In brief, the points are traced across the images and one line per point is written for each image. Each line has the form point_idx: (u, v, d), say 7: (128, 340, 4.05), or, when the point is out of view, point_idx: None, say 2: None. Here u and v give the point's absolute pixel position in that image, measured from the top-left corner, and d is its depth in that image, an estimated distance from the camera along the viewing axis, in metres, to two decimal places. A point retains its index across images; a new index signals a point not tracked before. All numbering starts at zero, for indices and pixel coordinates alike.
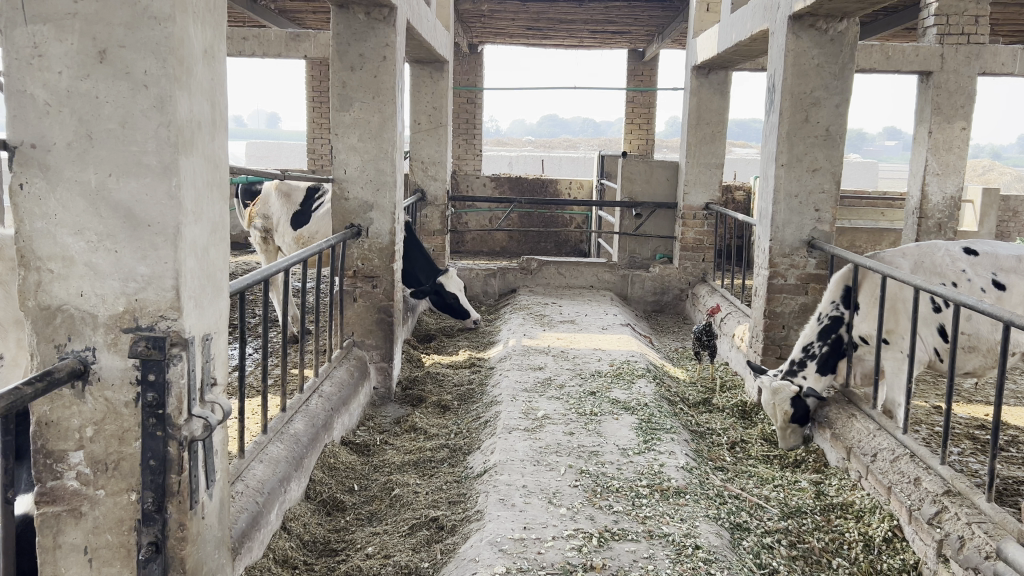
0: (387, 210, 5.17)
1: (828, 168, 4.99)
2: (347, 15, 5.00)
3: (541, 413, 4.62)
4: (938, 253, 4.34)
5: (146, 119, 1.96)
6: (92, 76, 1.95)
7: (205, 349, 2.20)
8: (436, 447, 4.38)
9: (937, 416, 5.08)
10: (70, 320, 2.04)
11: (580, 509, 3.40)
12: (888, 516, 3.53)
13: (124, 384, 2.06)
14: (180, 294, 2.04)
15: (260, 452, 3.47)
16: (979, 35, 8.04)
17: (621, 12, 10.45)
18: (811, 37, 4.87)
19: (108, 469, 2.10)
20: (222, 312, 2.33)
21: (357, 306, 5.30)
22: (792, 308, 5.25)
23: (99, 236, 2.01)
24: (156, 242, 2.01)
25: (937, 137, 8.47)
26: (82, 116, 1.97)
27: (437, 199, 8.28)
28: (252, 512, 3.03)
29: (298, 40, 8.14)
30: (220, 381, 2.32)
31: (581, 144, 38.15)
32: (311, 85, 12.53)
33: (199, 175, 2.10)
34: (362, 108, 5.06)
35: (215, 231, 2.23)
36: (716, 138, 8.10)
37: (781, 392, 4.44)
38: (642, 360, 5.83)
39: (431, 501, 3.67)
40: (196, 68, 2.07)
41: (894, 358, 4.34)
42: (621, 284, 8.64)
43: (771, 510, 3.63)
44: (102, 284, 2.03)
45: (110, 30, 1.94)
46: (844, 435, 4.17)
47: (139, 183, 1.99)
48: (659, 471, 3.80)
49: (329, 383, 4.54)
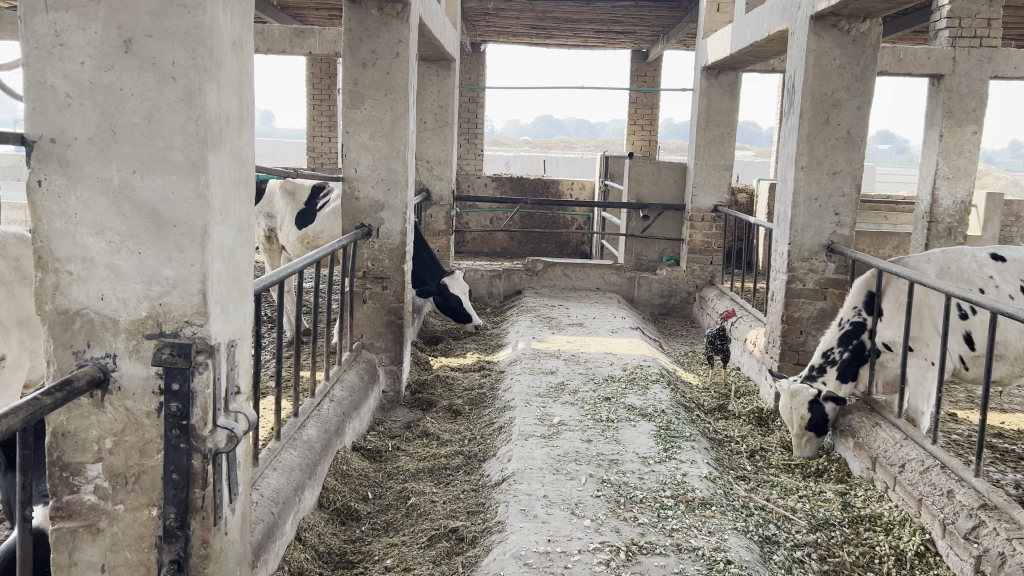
0: (398, 210, 5.06)
1: (848, 171, 4.91)
2: (360, 11, 4.89)
3: (557, 419, 4.51)
4: (963, 259, 4.29)
5: (174, 113, 1.85)
6: (116, 67, 1.84)
7: (230, 356, 2.08)
8: (450, 453, 4.27)
9: (956, 424, 5.00)
10: (89, 325, 1.93)
11: (605, 521, 3.30)
12: (920, 530, 3.44)
13: (145, 393, 1.95)
14: (207, 299, 1.93)
15: (273, 459, 3.35)
16: (991, 39, 8.00)
17: (628, 12, 10.36)
18: (833, 37, 4.77)
19: (128, 483, 1.98)
20: (247, 318, 2.21)
21: (366, 307, 5.18)
22: (810, 313, 5.15)
23: (122, 237, 1.90)
24: (182, 243, 1.90)
25: (948, 140, 8.40)
26: (105, 109, 1.86)
27: (442, 198, 8.16)
28: (268, 524, 2.91)
29: (302, 36, 8.01)
30: (244, 389, 2.20)
31: (579, 144, 38.03)
32: (312, 82, 12.39)
33: (226, 172, 1.99)
34: (374, 105, 4.94)
35: (241, 232, 2.12)
36: (726, 140, 8.01)
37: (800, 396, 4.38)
38: (655, 364, 5.75)
39: (449, 511, 3.57)
40: (225, 60, 1.96)
41: (918, 365, 4.26)
42: (628, 286, 8.52)
43: (799, 522, 3.53)
44: (124, 287, 1.92)
45: (136, 18, 1.83)
46: (868, 444, 4.09)
47: (165, 181, 1.88)
48: (683, 481, 3.69)
49: (340, 387, 4.41)
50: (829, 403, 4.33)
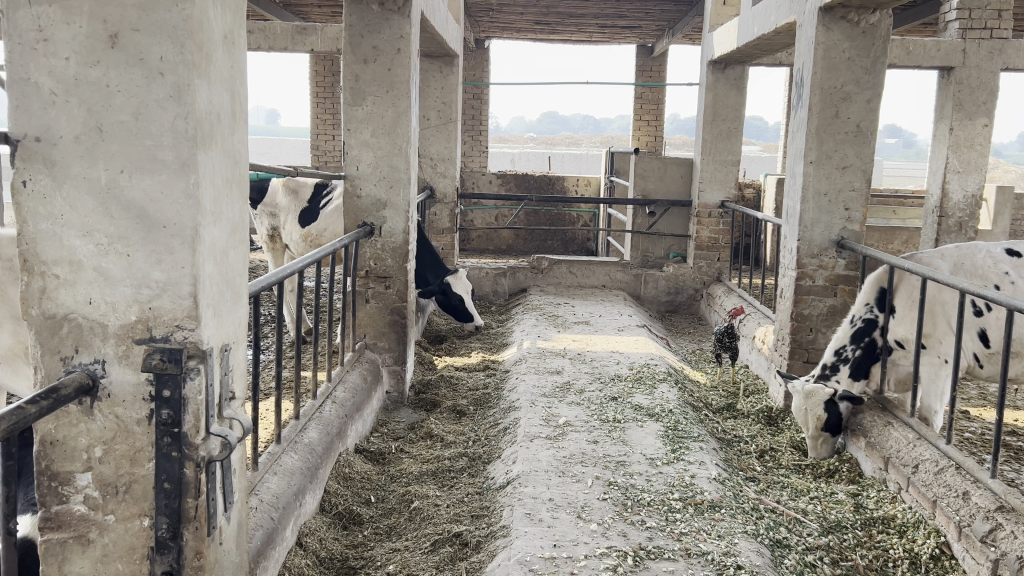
0: (400, 208, 4.98)
1: (858, 165, 4.82)
2: (361, 6, 4.82)
3: (563, 420, 4.44)
4: (978, 254, 4.22)
5: (162, 110, 1.79)
6: (102, 63, 1.78)
7: (224, 361, 2.02)
8: (454, 455, 4.21)
9: (969, 422, 4.92)
10: (77, 330, 1.87)
11: (611, 525, 3.23)
12: (935, 533, 3.37)
13: (136, 400, 1.89)
14: (198, 303, 1.86)
15: (274, 463, 3.29)
16: (1002, 30, 7.86)
17: (633, 6, 10.27)
18: (842, 29, 4.69)
19: (118, 493, 1.92)
20: (242, 321, 2.15)
21: (369, 307, 5.12)
22: (820, 310, 5.08)
23: (110, 238, 1.84)
24: (172, 244, 1.83)
25: (958, 134, 8.31)
26: (91, 107, 1.79)
27: (447, 196, 8.10)
28: (268, 530, 2.85)
29: (305, 34, 7.94)
30: (238, 394, 2.14)
31: (584, 141, 37.89)
32: (316, 80, 12.33)
33: (218, 171, 1.93)
34: (376, 102, 4.88)
35: (235, 232, 2.05)
36: (732, 134, 7.92)
37: (816, 396, 4.32)
38: (663, 363, 5.67)
39: (453, 515, 3.50)
40: (215, 55, 1.89)
41: (931, 363, 4.19)
42: (634, 283, 8.45)
43: (811, 526, 3.46)
44: (112, 291, 1.86)
45: (122, 12, 1.76)
46: (881, 444, 4.02)
47: (154, 180, 1.81)
48: (691, 483, 3.62)
49: (342, 389, 4.35)
50: (845, 402, 4.27)
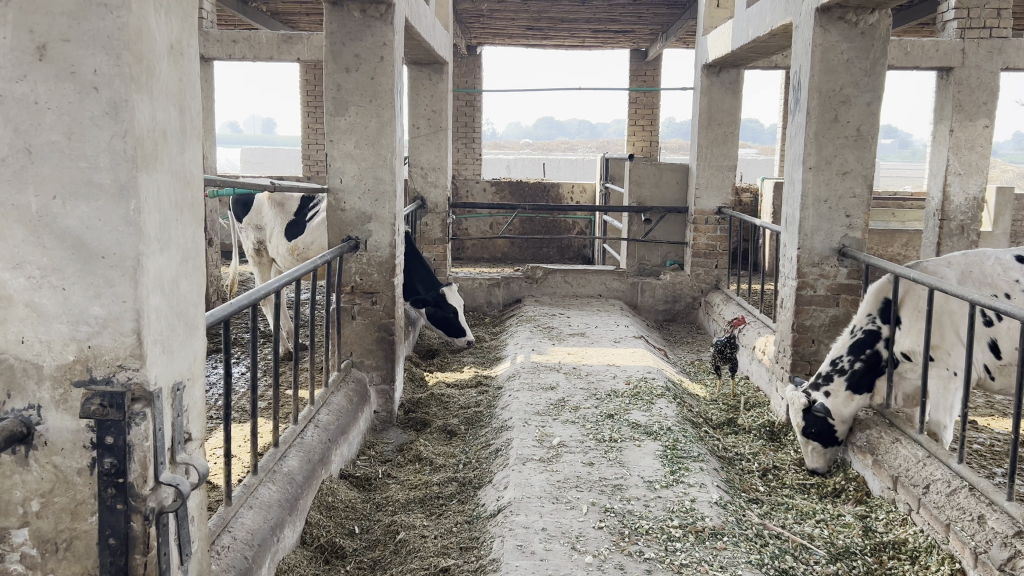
0: (386, 220, 4.82)
1: (858, 170, 4.66)
2: (342, 13, 4.62)
3: (556, 440, 4.26)
4: (987, 262, 4.05)
5: (97, 129, 1.61)
6: (30, 78, 1.61)
7: (177, 401, 1.85)
8: (443, 481, 4.03)
9: (978, 432, 4.75)
10: (10, 371, 1.70)
11: (608, 556, 3.04)
12: (949, 559, 3.18)
13: (76, 448, 1.71)
14: (142, 340, 1.68)
15: (250, 496, 3.11)
16: (1002, 29, 7.76)
17: (626, 11, 10.11)
18: (840, 30, 4.53)
19: (58, 550, 1.75)
20: (198, 355, 1.97)
21: (355, 324, 4.94)
22: (822, 321, 4.91)
23: (42, 271, 1.66)
24: (113, 276, 1.66)
25: (959, 135, 8.13)
26: (19, 126, 1.62)
27: (437, 206, 7.90)
28: (240, 571, 2.67)
29: (289, 43, 7.72)
30: (197, 435, 1.97)
31: (579, 146, 37.56)
32: (305, 89, 12.16)
33: (164, 194, 1.75)
34: (359, 112, 4.70)
35: (186, 259, 1.87)
36: (729, 139, 7.75)
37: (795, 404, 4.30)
38: (661, 376, 5.49)
39: (441, 547, 3.32)
40: (159, 67, 1.71)
41: (940, 375, 4.02)
42: (631, 292, 8.24)
43: (818, 552, 3.28)
44: (48, 328, 1.68)
45: (50, 21, 1.59)
46: (888, 462, 3.84)
47: (90, 206, 1.64)
48: (691, 509, 3.44)
49: (326, 411, 4.17)
50: (824, 414, 4.21)
